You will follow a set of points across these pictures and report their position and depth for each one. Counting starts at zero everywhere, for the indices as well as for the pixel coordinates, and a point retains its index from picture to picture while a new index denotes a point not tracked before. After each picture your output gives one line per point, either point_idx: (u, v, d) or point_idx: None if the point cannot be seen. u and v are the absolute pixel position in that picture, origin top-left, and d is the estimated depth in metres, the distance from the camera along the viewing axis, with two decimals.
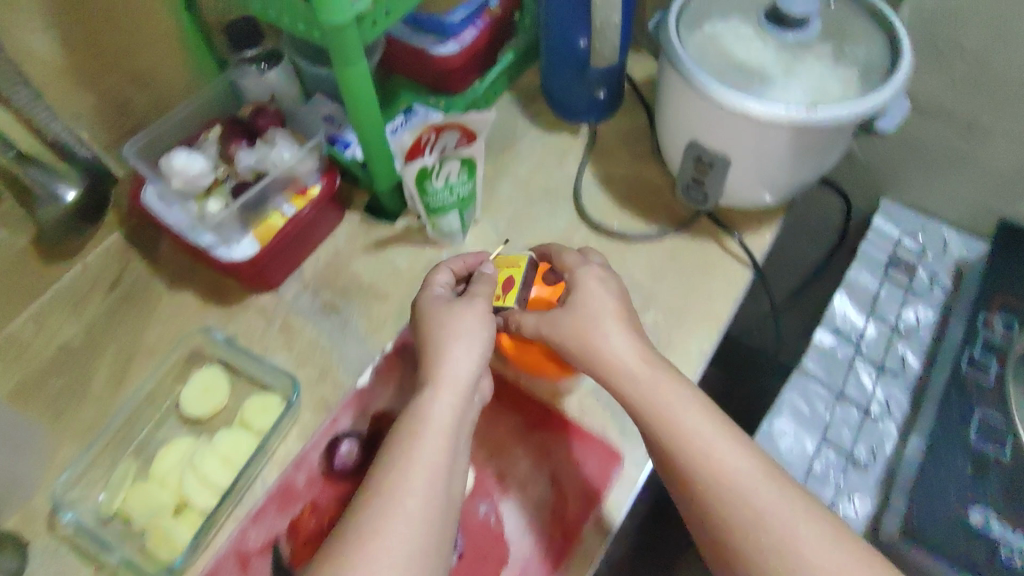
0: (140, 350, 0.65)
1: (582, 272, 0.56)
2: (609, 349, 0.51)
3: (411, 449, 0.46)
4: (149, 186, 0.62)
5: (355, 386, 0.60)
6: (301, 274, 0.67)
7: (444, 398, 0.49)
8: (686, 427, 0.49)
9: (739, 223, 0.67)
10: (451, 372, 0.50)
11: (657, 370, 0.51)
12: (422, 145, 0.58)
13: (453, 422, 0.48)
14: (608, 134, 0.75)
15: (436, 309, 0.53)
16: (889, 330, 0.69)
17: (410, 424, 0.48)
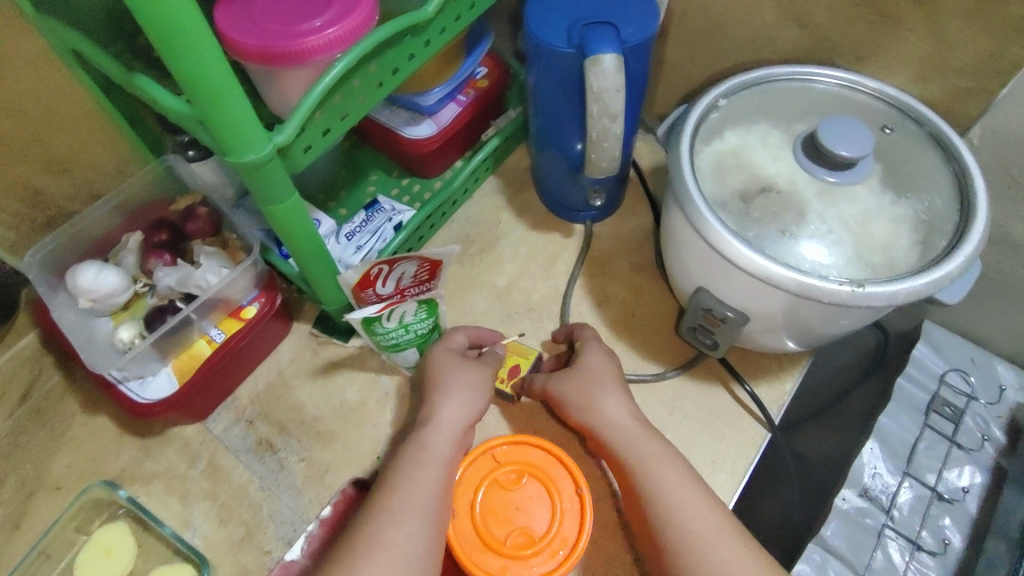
0: (42, 486, 0.54)
1: (592, 342, 0.53)
2: (603, 412, 0.48)
3: (400, 477, 0.43)
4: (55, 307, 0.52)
5: (281, 560, 0.49)
6: (235, 402, 0.57)
7: (440, 431, 0.45)
8: (673, 496, 0.43)
9: (753, 367, 0.56)
10: (448, 410, 0.47)
11: (651, 432, 0.47)
12: (372, 279, 0.47)
13: (451, 455, 0.45)
14: (606, 235, 0.64)
15: (446, 364, 0.50)
16: (929, 495, 0.70)
17: (405, 454, 0.44)
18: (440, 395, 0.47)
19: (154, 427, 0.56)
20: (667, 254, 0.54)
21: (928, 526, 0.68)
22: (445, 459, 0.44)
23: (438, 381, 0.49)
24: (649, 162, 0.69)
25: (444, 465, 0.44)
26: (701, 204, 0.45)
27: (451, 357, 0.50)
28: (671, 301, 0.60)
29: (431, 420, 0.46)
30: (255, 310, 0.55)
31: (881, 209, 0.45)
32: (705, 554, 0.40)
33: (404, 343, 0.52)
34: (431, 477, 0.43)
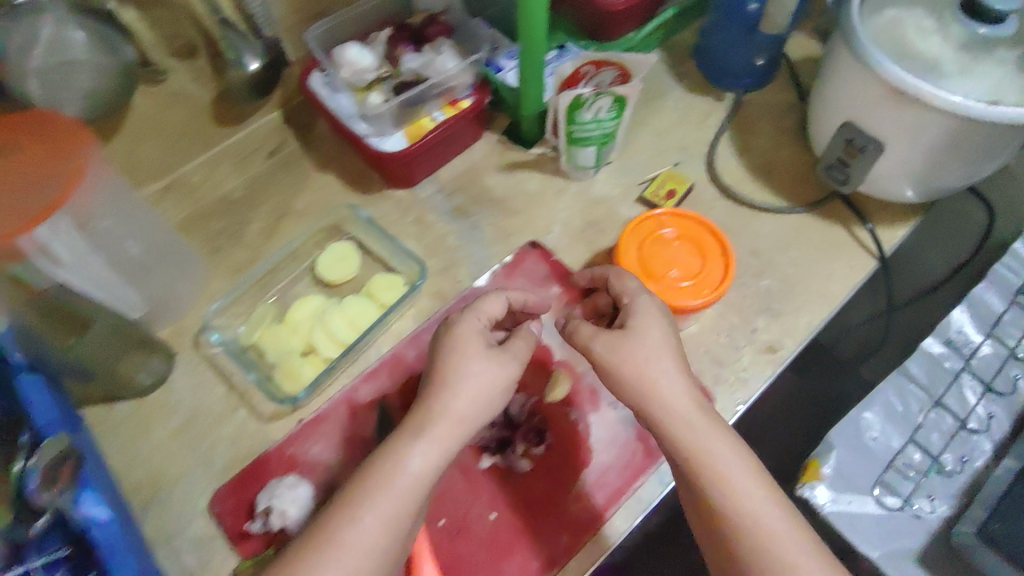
0: (288, 213, 0.70)
1: (644, 297, 0.51)
2: (666, 387, 0.47)
3: (363, 500, 0.43)
4: (318, 74, 0.67)
5: (473, 285, 0.63)
6: (438, 178, 0.71)
7: (415, 461, 0.44)
8: (734, 482, 0.45)
9: (876, 214, 0.66)
10: (439, 423, 0.46)
11: (711, 421, 0.47)
12: (579, 77, 0.60)
13: (429, 480, 0.45)
14: (755, 102, 0.74)
15: (455, 347, 0.49)
16: (1006, 352, 0.67)
17: (378, 471, 0.44)
18: (440, 397, 0.47)
19: (374, 186, 0.71)
20: (816, 105, 0.65)
21: (1002, 372, 0.67)
22: (417, 488, 0.44)
23: (441, 380, 0.47)
24: (804, 49, 0.77)
25: (408, 495, 0.44)
26: (864, 40, 0.55)
27: (468, 344, 0.49)
28: (808, 158, 0.70)
29: (416, 435, 0.45)
30: (470, 103, 0.67)
31: (1015, 74, 0.54)
32: (762, 536, 0.44)
33: (591, 139, 0.64)
34: (399, 505, 0.43)
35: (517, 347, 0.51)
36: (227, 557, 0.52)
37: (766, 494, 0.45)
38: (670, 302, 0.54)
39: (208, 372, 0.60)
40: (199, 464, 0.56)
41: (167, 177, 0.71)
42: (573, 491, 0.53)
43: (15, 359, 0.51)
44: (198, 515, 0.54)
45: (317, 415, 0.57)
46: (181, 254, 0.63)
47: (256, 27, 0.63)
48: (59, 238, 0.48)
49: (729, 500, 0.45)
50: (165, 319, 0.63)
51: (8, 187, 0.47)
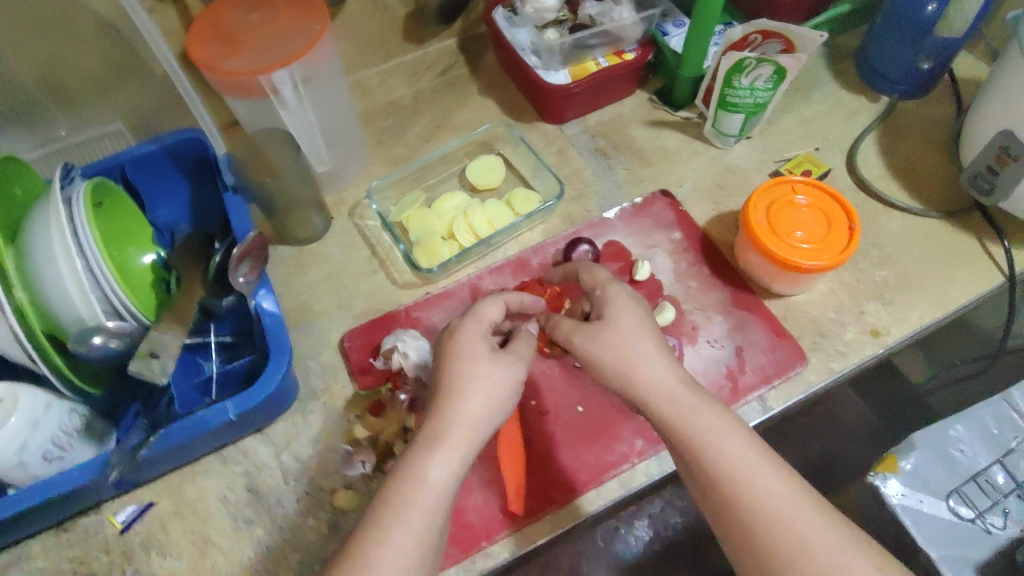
0: (446, 125, 0.78)
1: (614, 287, 0.54)
2: (648, 372, 0.49)
3: (388, 518, 0.42)
4: (503, 9, 0.74)
5: (602, 215, 0.68)
6: (586, 120, 0.76)
7: (440, 475, 0.44)
8: (720, 443, 0.45)
9: (1014, 234, 0.66)
10: (459, 429, 0.46)
11: (698, 395, 0.48)
12: (746, 43, 0.65)
13: (453, 488, 0.44)
14: (908, 111, 0.75)
15: (463, 353, 0.49)
16: None
17: (398, 483, 0.43)
18: (457, 403, 0.47)
19: (526, 117, 0.77)
20: (972, 113, 0.66)
21: None
22: (443, 497, 0.44)
23: (450, 387, 0.47)
24: (967, 72, 0.77)
25: (434, 506, 0.43)
26: None
27: (474, 349, 0.49)
28: (950, 170, 0.70)
29: (437, 445, 0.45)
30: (633, 57, 0.73)
31: None
32: (756, 494, 0.43)
33: (741, 106, 0.68)
34: (428, 516, 0.43)
35: (520, 347, 0.52)
36: (347, 384, 0.61)
37: (763, 457, 0.45)
38: (778, 254, 0.58)
39: (356, 238, 0.69)
40: (340, 307, 0.65)
41: (353, 76, 0.78)
42: (628, 420, 0.57)
43: (227, 181, 0.61)
44: (331, 345, 0.63)
45: (443, 291, 0.64)
46: (356, 138, 0.72)
47: None
48: (288, 85, 0.59)
49: (723, 467, 0.45)
50: (331, 187, 0.72)
51: (267, 34, 0.58)
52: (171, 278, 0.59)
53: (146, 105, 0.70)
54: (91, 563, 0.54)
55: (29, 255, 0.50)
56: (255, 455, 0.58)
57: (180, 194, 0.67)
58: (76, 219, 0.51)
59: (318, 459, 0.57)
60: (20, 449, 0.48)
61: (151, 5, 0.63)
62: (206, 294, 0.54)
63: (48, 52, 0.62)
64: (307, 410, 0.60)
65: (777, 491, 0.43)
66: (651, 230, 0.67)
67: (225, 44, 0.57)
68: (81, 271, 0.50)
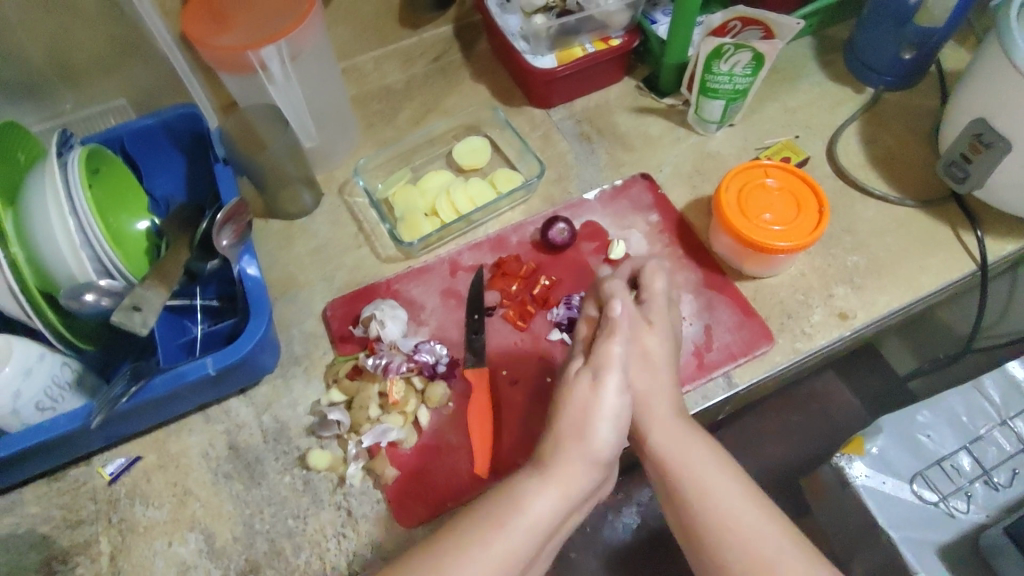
0: (435, 108, 0.80)
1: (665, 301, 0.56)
2: (697, 454, 0.49)
3: (476, 546, 0.44)
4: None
5: (581, 197, 0.70)
6: (571, 106, 0.78)
7: (536, 509, 0.46)
8: (743, 519, 0.46)
9: (988, 223, 0.67)
10: (569, 468, 0.47)
11: (748, 491, 0.48)
12: (726, 31, 0.65)
13: (548, 527, 0.46)
14: (892, 101, 0.76)
15: (582, 397, 0.49)
16: None
17: (498, 509, 0.46)
18: (566, 441, 0.48)
19: (515, 102, 0.79)
20: (951, 102, 0.66)
21: None
22: (542, 529, 0.46)
23: (576, 426, 0.48)
24: (954, 65, 0.78)
25: (526, 539, 0.45)
26: (1016, 33, 0.58)
27: (589, 394, 0.49)
28: (929, 160, 0.71)
29: (539, 482, 0.47)
30: (619, 43, 0.74)
31: None
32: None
33: (721, 92, 0.69)
34: (520, 548, 0.44)
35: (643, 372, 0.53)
36: (326, 350, 0.63)
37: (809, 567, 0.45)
38: (747, 235, 0.59)
39: (343, 214, 0.72)
40: (323, 279, 0.68)
41: (348, 61, 0.80)
42: None
43: (218, 153, 0.64)
44: (314, 314, 0.65)
45: (424, 265, 0.67)
46: (344, 117, 0.75)
47: None
48: (275, 61, 0.62)
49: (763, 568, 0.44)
50: (322, 166, 0.75)
51: (254, 13, 0.62)
52: (162, 244, 0.62)
53: (149, 82, 0.74)
54: (79, 509, 0.57)
55: (27, 214, 0.53)
56: (236, 415, 0.60)
57: (175, 167, 0.70)
58: (71, 181, 0.54)
59: (295, 420, 0.60)
60: (13, 396, 0.51)
61: None
62: (191, 256, 0.57)
63: (57, 30, 0.65)
64: (288, 374, 0.62)
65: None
66: (629, 212, 0.68)
67: (216, 21, 0.61)
68: (73, 229, 0.53)
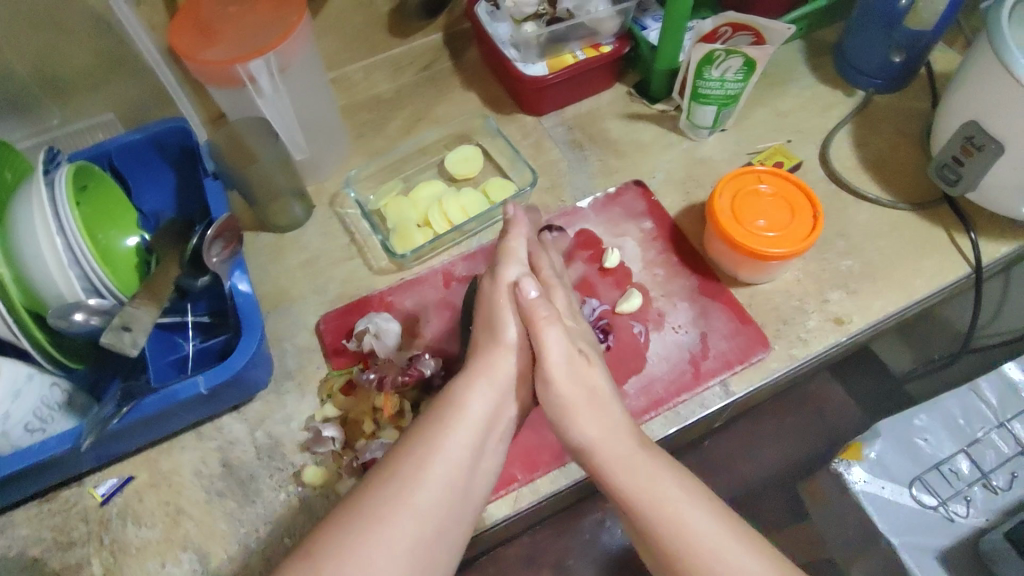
0: (426, 117, 0.79)
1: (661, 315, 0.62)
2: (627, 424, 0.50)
3: (429, 429, 0.48)
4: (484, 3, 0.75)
5: (575, 205, 0.69)
6: (563, 113, 0.78)
7: (467, 413, 0.49)
8: (678, 509, 0.46)
9: (981, 225, 0.67)
10: (499, 362, 0.53)
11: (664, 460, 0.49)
12: (716, 36, 0.66)
13: (487, 421, 0.50)
14: (883, 103, 0.75)
15: (494, 300, 0.55)
16: None
17: (439, 415, 0.49)
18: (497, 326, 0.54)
19: (506, 110, 0.79)
20: (942, 105, 0.67)
21: None
22: (480, 423, 0.49)
23: (492, 323, 0.55)
24: (943, 66, 0.78)
25: (472, 430, 0.49)
26: (1008, 40, 0.58)
27: (501, 293, 0.55)
28: (921, 162, 0.71)
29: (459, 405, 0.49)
30: (610, 49, 0.74)
31: None
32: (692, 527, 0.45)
33: (713, 97, 0.69)
34: (458, 442, 0.48)
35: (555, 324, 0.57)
36: (320, 365, 0.63)
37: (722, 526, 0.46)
38: (741, 241, 0.59)
39: (335, 225, 0.71)
40: (315, 292, 0.67)
41: (337, 71, 0.80)
42: None
43: (207, 167, 0.63)
44: (307, 328, 0.65)
45: (417, 276, 0.66)
46: (334, 128, 0.74)
47: None
48: (264, 74, 0.62)
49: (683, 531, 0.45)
50: (312, 177, 0.75)
51: (240, 26, 0.61)
52: (152, 259, 0.62)
53: (136, 95, 0.73)
54: (70, 531, 0.56)
55: (13, 232, 0.53)
56: (229, 431, 0.60)
57: (165, 181, 0.70)
58: (57, 200, 0.53)
59: (289, 436, 0.59)
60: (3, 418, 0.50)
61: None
62: (181, 273, 0.56)
63: (42, 45, 0.65)
64: (281, 389, 0.62)
65: (728, 557, 0.44)
66: (623, 219, 0.68)
67: (202, 35, 0.61)
68: (60, 248, 0.52)
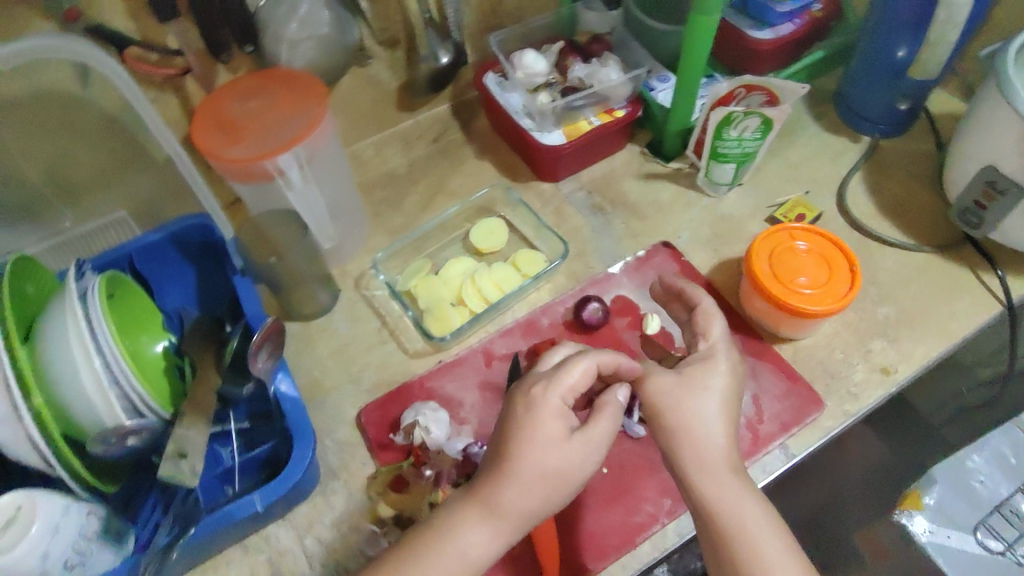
0: (443, 191, 0.79)
1: (720, 346, 0.54)
2: (706, 444, 0.49)
3: (427, 563, 0.45)
4: (493, 73, 0.77)
5: (606, 271, 0.69)
6: (580, 177, 0.78)
7: (462, 554, 0.45)
8: (747, 533, 0.46)
9: (1005, 262, 0.68)
10: (509, 491, 0.46)
11: (739, 483, 0.48)
12: (732, 97, 0.67)
13: (483, 556, 0.46)
14: (890, 148, 0.78)
15: (540, 416, 0.48)
16: None
17: (430, 544, 0.46)
18: (528, 441, 0.47)
19: (522, 177, 0.79)
20: (953, 148, 0.68)
21: None
22: (473, 563, 0.46)
23: (517, 440, 0.47)
24: (942, 108, 0.81)
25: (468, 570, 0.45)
26: (1016, 87, 0.59)
27: (542, 417, 0.48)
28: (937, 204, 0.73)
29: (453, 534, 0.46)
30: (623, 113, 0.75)
31: None
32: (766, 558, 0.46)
33: (731, 156, 0.70)
34: None
35: (598, 432, 0.49)
36: (364, 460, 0.60)
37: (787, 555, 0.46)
38: (783, 302, 0.59)
39: (363, 309, 0.70)
40: (352, 381, 0.65)
41: (349, 148, 0.82)
42: (662, 476, 0.58)
43: (235, 264, 0.62)
44: (346, 421, 0.63)
45: (456, 358, 0.65)
46: (355, 209, 0.74)
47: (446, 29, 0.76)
48: (293, 167, 0.62)
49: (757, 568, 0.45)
50: (335, 261, 0.73)
51: (265, 122, 0.61)
52: (184, 362, 0.58)
53: (151, 192, 0.72)
54: None
55: (45, 355, 0.50)
56: (276, 541, 0.56)
57: (185, 278, 0.68)
58: (93, 317, 0.51)
59: (341, 541, 0.56)
60: (42, 558, 0.46)
61: (152, 96, 0.66)
62: (222, 381, 0.54)
63: (53, 149, 0.63)
64: (327, 490, 0.59)
65: None
66: (657, 284, 0.68)
67: (228, 132, 0.61)
68: (98, 366, 0.50)
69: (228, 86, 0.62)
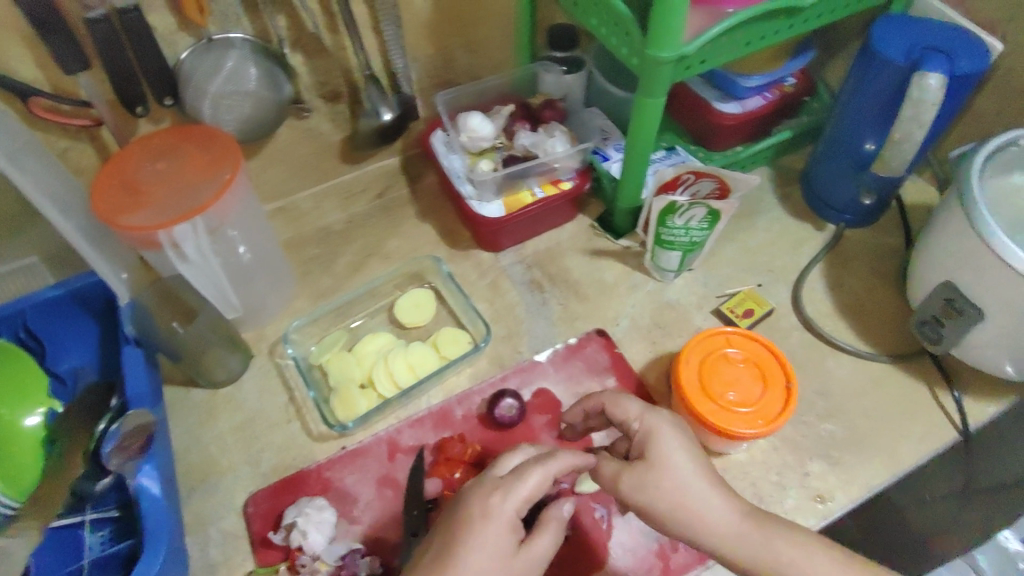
0: (377, 253, 0.75)
1: (656, 416, 0.47)
2: (703, 508, 0.44)
3: None
4: (439, 133, 0.73)
5: (531, 359, 0.65)
6: (522, 248, 0.74)
7: None
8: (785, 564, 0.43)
9: (966, 382, 0.62)
10: None
11: (756, 524, 0.44)
12: (678, 182, 0.62)
13: None
14: (854, 240, 0.72)
15: (488, 533, 0.42)
16: None
17: None
18: (474, 552, 0.41)
19: (462, 245, 0.75)
20: (915, 254, 0.63)
21: None
22: None
23: (466, 551, 0.41)
24: (915, 198, 0.75)
25: None
26: (979, 200, 0.54)
27: (491, 531, 0.42)
28: (899, 308, 0.67)
29: None
30: (570, 186, 0.71)
31: None
32: None
33: (676, 244, 0.65)
34: None
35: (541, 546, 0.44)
36: (243, 555, 0.56)
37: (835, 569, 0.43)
38: (707, 420, 0.54)
39: (274, 380, 0.66)
40: (248, 463, 0.61)
41: (283, 199, 0.76)
42: None
43: (127, 333, 0.58)
44: (234, 509, 0.58)
45: (359, 446, 0.60)
46: (279, 270, 0.70)
47: (394, 83, 0.72)
48: (192, 238, 0.58)
49: None
50: (252, 324, 0.69)
51: (172, 186, 0.58)
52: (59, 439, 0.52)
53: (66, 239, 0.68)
54: None
55: None
56: None
57: (86, 336, 0.64)
58: None
59: None
60: None
61: (65, 145, 0.63)
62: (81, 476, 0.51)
63: None
64: None
65: None
66: (582, 378, 0.63)
67: (130, 195, 0.57)
68: None
69: (140, 145, 0.59)
